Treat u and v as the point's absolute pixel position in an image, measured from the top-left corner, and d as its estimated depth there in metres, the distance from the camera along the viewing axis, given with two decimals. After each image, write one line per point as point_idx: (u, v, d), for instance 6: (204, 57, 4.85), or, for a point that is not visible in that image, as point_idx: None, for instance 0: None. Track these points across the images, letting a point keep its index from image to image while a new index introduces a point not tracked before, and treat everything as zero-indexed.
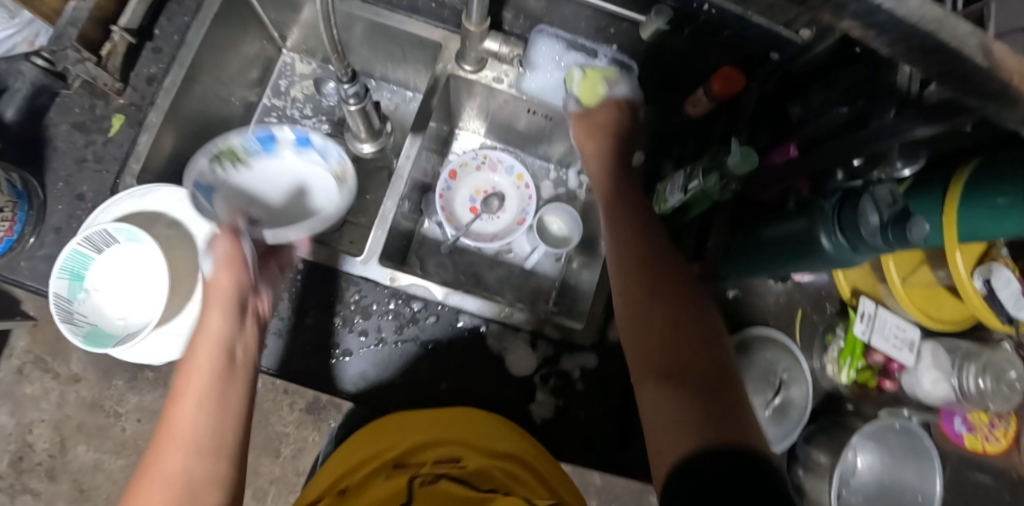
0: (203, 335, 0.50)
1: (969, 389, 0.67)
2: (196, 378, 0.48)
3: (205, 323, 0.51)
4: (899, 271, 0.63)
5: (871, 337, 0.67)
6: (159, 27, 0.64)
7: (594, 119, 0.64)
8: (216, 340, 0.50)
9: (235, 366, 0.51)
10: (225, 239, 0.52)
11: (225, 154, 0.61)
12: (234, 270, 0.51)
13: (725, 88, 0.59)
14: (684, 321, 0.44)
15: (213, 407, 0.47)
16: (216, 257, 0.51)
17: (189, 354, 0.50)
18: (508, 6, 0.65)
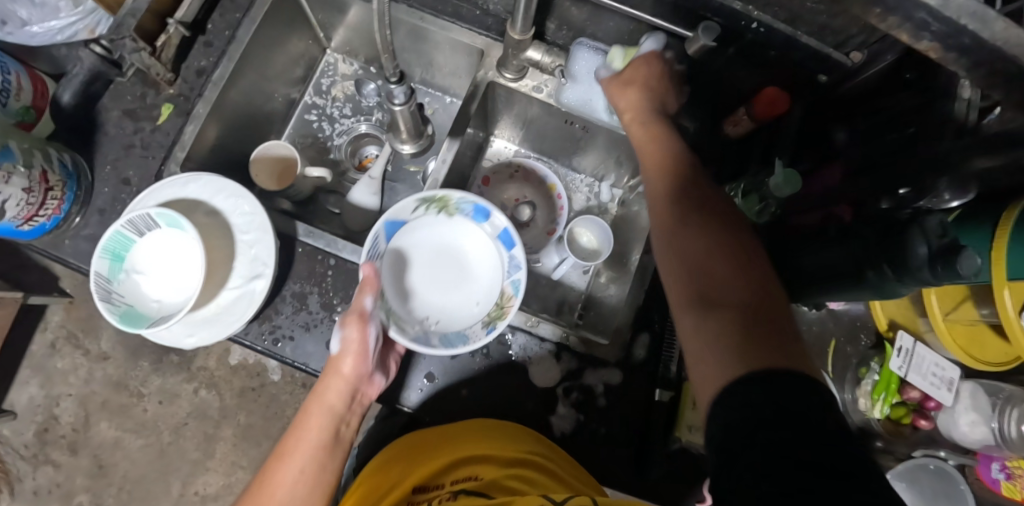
0: (322, 404, 0.52)
1: (1012, 436, 0.63)
2: (318, 423, 0.52)
3: (325, 395, 0.52)
4: (941, 306, 0.61)
5: (908, 373, 0.64)
6: (212, 22, 0.66)
7: (629, 76, 0.58)
8: (332, 416, 0.53)
9: (339, 439, 0.53)
10: (357, 325, 0.52)
11: (436, 201, 0.60)
12: (360, 362, 0.53)
13: (767, 109, 0.58)
14: (733, 250, 0.44)
15: (321, 456, 0.51)
16: (347, 337, 0.52)
17: (303, 414, 0.53)
18: (553, 16, 0.65)
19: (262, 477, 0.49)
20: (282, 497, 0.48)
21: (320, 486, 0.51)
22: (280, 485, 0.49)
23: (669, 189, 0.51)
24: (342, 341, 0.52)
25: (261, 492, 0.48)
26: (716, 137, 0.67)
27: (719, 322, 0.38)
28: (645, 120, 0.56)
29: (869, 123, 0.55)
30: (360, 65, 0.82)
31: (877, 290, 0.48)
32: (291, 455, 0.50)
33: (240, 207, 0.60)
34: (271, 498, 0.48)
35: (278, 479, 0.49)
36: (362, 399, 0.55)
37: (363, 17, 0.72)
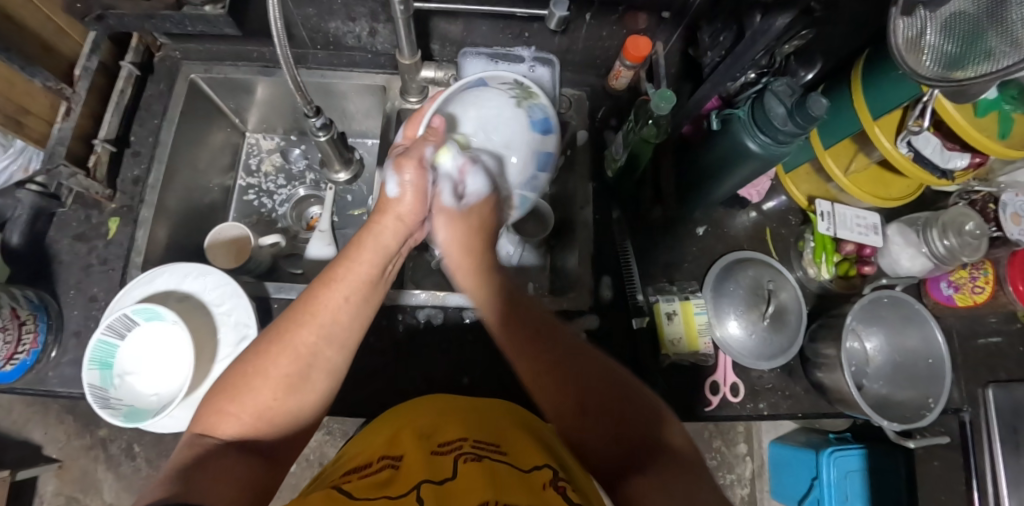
0: (375, 246, 0.47)
1: (940, 252, 0.71)
2: (368, 258, 0.46)
3: (378, 232, 0.48)
4: (838, 165, 0.69)
5: (837, 231, 0.71)
6: (134, 134, 0.72)
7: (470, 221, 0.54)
8: (385, 254, 0.48)
9: (382, 282, 0.48)
10: (414, 166, 0.49)
11: (522, 93, 0.60)
12: (420, 202, 0.50)
13: (635, 55, 0.66)
14: (591, 382, 0.46)
15: (365, 292, 0.46)
16: (404, 181, 0.49)
17: (355, 250, 0.47)
18: (434, 37, 0.74)
19: (306, 295, 0.44)
20: (327, 319, 0.43)
21: (360, 320, 0.45)
22: (326, 305, 0.43)
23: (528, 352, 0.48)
24: (404, 186, 0.49)
25: (304, 310, 0.43)
26: (604, 94, 0.76)
27: (635, 485, 0.38)
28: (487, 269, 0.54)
29: (709, 32, 0.62)
30: (280, 137, 0.87)
31: (765, 158, 0.57)
32: (340, 283, 0.44)
33: (208, 284, 0.64)
34: (314, 318, 0.43)
35: (327, 297, 0.44)
36: (410, 239, 0.52)
37: (269, 92, 0.77)
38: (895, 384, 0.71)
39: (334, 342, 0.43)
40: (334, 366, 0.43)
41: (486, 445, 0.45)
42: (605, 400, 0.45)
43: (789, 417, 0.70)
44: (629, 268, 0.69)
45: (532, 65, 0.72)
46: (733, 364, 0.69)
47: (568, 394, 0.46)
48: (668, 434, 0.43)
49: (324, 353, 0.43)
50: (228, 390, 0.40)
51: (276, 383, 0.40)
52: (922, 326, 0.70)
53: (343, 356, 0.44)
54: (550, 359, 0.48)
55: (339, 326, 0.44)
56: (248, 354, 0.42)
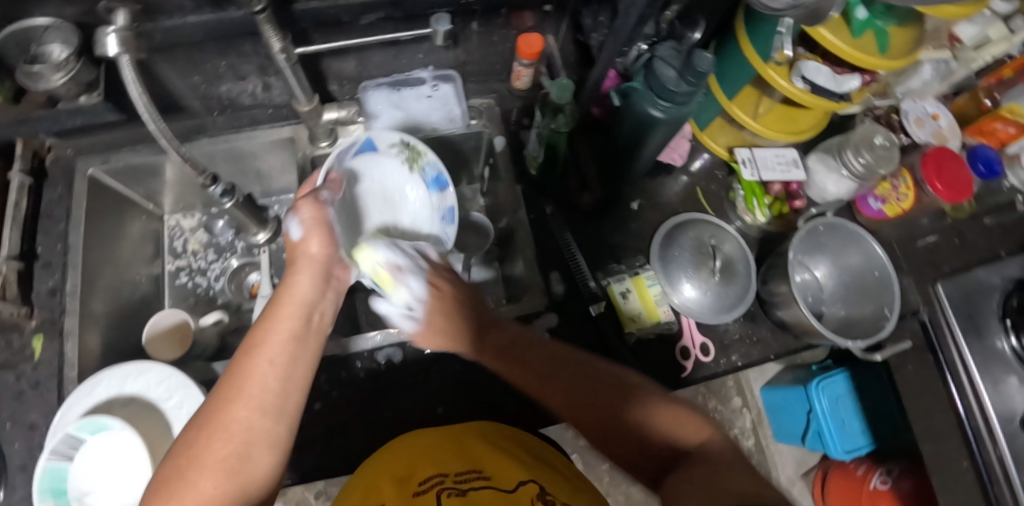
0: (293, 300, 0.43)
1: (859, 171, 0.74)
2: (287, 312, 0.42)
3: (293, 286, 0.44)
4: (747, 112, 0.72)
5: (761, 175, 0.74)
6: (41, 245, 0.68)
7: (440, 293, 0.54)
8: (307, 305, 0.43)
9: (313, 329, 0.43)
10: (309, 204, 0.48)
11: (410, 154, 0.64)
12: (326, 237, 0.48)
13: (529, 51, 0.67)
14: (587, 383, 0.52)
15: (294, 348, 0.40)
16: (304, 219, 0.48)
17: (268, 311, 0.42)
18: (329, 79, 0.73)
19: (233, 366, 0.38)
20: (258, 386, 0.37)
21: (297, 381, 0.39)
22: (253, 373, 0.38)
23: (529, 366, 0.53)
24: (303, 225, 0.47)
25: (230, 387, 0.37)
26: (511, 97, 0.77)
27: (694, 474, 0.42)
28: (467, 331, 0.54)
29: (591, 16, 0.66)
30: (201, 212, 0.84)
31: (671, 121, 0.58)
32: (265, 342, 0.39)
33: (151, 381, 0.61)
34: (244, 388, 0.37)
35: (251, 362, 0.38)
36: (334, 280, 0.47)
37: (176, 170, 0.75)
38: (852, 304, 0.73)
39: (269, 407, 0.37)
40: (275, 436, 0.37)
41: (467, 476, 0.44)
42: (611, 397, 0.50)
43: (762, 362, 0.71)
44: (575, 258, 0.69)
45: (434, 84, 0.73)
46: (697, 325, 0.70)
47: (583, 397, 0.51)
48: (688, 430, 0.47)
49: (261, 428, 0.36)
50: (163, 490, 0.33)
51: (213, 470, 0.34)
52: (862, 245, 0.72)
53: (289, 426, 0.38)
54: (547, 374, 0.53)
55: (276, 391, 0.38)
56: (177, 448, 0.35)
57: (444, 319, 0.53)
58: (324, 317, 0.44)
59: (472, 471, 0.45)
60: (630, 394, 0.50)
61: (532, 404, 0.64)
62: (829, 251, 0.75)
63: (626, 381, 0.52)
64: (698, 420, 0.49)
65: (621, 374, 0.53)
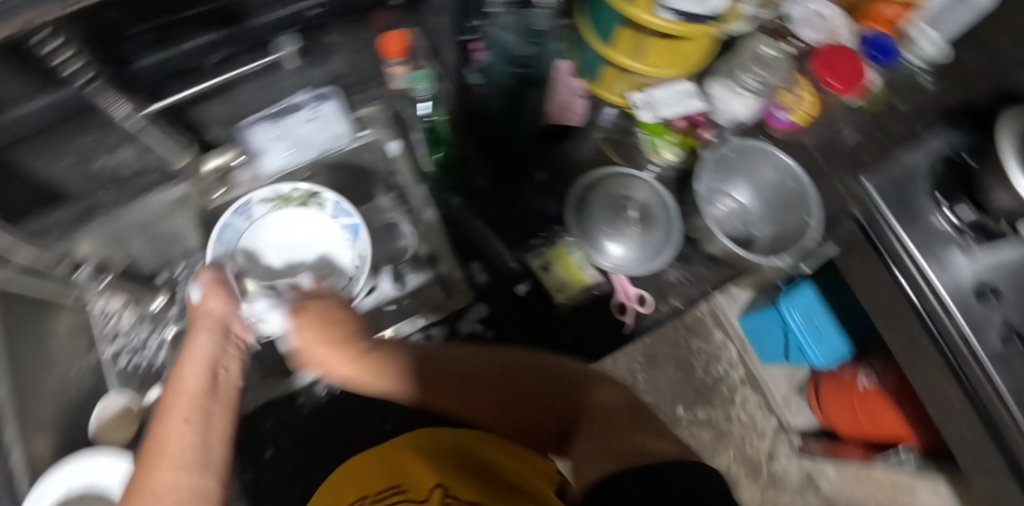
0: (194, 357, 0.45)
1: (756, 88, 0.74)
2: (194, 371, 0.43)
3: (195, 344, 0.47)
4: (628, 55, 0.70)
5: (659, 115, 0.73)
6: None
7: (311, 316, 0.52)
8: (208, 361, 0.45)
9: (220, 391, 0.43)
10: (207, 273, 0.55)
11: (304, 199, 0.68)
12: (223, 297, 0.53)
13: (396, 50, 0.63)
14: (513, 367, 0.48)
15: (205, 402, 0.40)
16: (205, 288, 0.53)
17: (175, 377, 0.43)
18: (209, 126, 0.71)
19: (146, 442, 0.36)
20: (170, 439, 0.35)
21: (215, 435, 0.38)
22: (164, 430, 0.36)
23: (394, 374, 0.49)
24: (201, 289, 0.53)
25: (148, 454, 0.34)
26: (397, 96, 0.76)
27: (607, 411, 0.42)
28: (351, 345, 0.50)
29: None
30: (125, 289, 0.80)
31: None
32: (177, 406, 0.39)
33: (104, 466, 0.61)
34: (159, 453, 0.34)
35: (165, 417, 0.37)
36: (234, 342, 0.50)
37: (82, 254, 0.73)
38: (776, 219, 0.73)
39: (194, 466, 0.34)
40: (207, 493, 0.33)
41: (386, 492, 0.42)
42: (536, 380, 0.47)
43: (704, 297, 0.72)
44: (493, 243, 0.68)
45: (314, 105, 0.71)
46: (629, 278, 0.70)
47: (483, 398, 0.47)
48: (600, 397, 0.45)
49: (189, 482, 0.33)
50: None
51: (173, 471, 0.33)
52: (769, 158, 0.71)
53: (215, 479, 0.34)
54: (442, 379, 0.48)
55: (193, 449, 0.35)
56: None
57: (327, 342, 0.50)
58: (230, 377, 0.46)
59: (394, 488, 0.43)
60: (572, 382, 0.47)
61: None
62: (745, 174, 0.74)
63: (561, 370, 0.48)
64: (614, 385, 0.47)
65: (550, 365, 0.49)
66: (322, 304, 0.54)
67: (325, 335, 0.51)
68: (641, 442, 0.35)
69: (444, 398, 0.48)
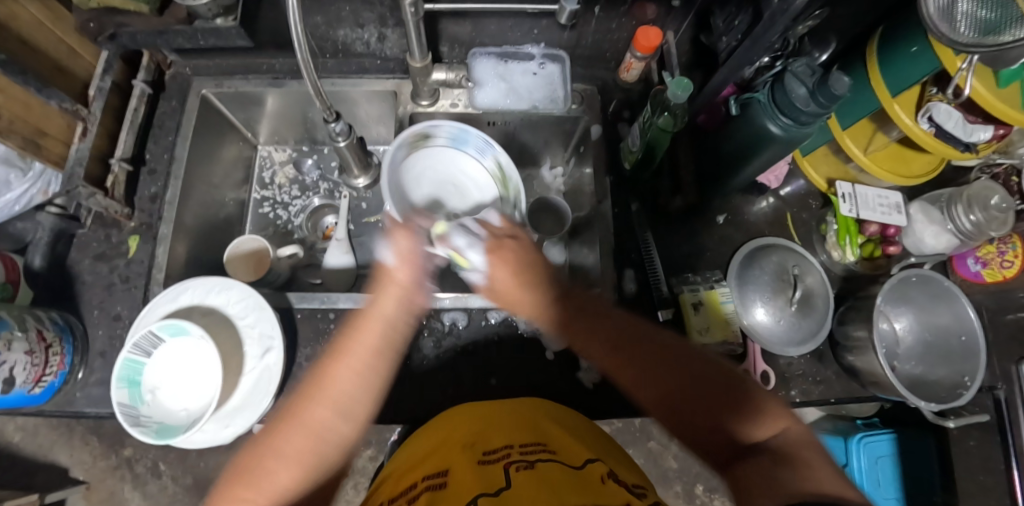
0: (375, 315, 0.48)
1: (966, 228, 0.70)
2: (367, 334, 0.47)
3: (379, 303, 0.49)
4: (858, 145, 0.69)
5: (859, 213, 0.71)
6: (149, 152, 0.72)
7: (504, 249, 0.51)
8: (387, 321, 0.49)
9: (385, 353, 0.47)
10: (401, 231, 0.51)
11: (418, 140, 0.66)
12: (413, 266, 0.50)
13: (646, 45, 0.66)
14: (691, 364, 0.47)
15: (373, 362, 0.46)
16: (397, 248, 0.50)
17: (356, 329, 0.48)
18: (443, 40, 0.74)
19: (317, 370, 0.45)
20: (336, 390, 0.44)
21: (370, 389, 0.45)
22: (334, 381, 0.44)
23: (578, 324, 0.51)
24: (394, 253, 0.50)
25: (313, 388, 0.44)
26: (615, 87, 0.77)
27: (773, 449, 0.40)
28: (546, 301, 0.51)
29: (722, 18, 0.61)
30: (292, 148, 0.87)
31: (789, 139, 0.56)
32: (345, 358, 0.46)
33: (232, 298, 0.63)
34: (321, 391, 0.44)
35: (331, 374, 0.45)
36: (418, 311, 0.52)
37: (279, 103, 0.77)
38: (930, 363, 0.69)
39: (345, 413, 0.43)
40: (342, 437, 0.43)
41: (532, 450, 0.44)
42: (703, 386, 0.45)
43: (822, 403, 0.68)
44: (651, 260, 0.69)
45: (542, 62, 0.73)
46: (763, 352, 0.68)
47: (667, 383, 0.46)
48: (764, 428, 0.42)
49: (333, 426, 0.43)
50: (245, 477, 0.40)
51: (291, 464, 0.40)
52: (951, 304, 0.68)
53: (355, 429, 0.44)
54: (612, 341, 0.50)
55: (350, 396, 0.44)
56: (268, 431, 0.42)
57: (519, 286, 0.51)
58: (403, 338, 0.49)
59: (538, 446, 0.45)
60: (736, 387, 0.45)
61: (585, 395, 0.65)
62: (915, 306, 0.71)
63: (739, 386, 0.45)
64: (790, 417, 0.43)
65: (725, 364, 0.48)
66: (517, 242, 0.53)
67: (501, 258, 0.51)
68: (796, 476, 0.36)
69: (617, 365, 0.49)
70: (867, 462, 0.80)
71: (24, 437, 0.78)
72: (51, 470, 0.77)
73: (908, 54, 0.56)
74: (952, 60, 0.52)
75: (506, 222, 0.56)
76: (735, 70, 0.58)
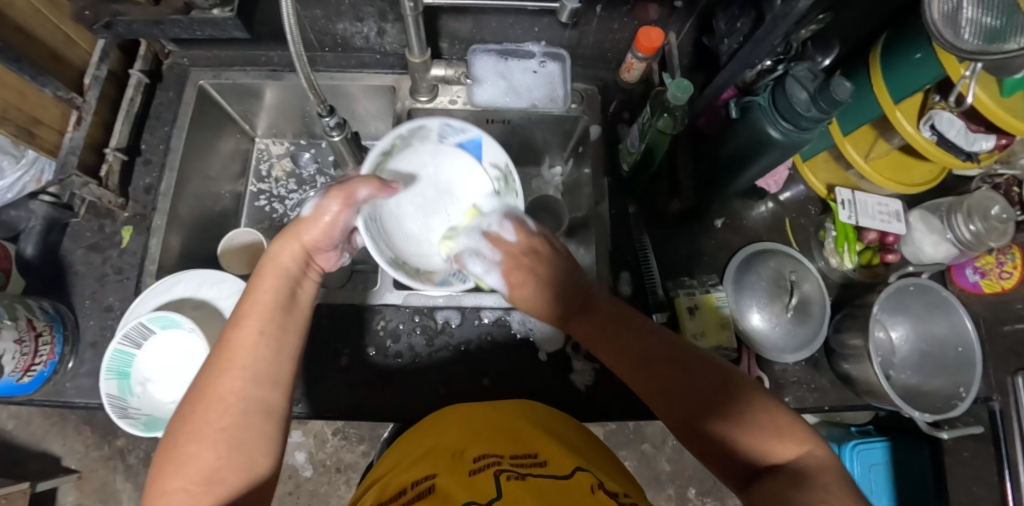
0: (271, 270, 0.45)
1: (966, 238, 0.69)
2: (270, 282, 0.44)
3: (259, 284, 0.44)
4: (859, 152, 0.69)
5: (858, 220, 0.71)
6: (144, 142, 0.71)
7: (522, 263, 0.55)
8: (283, 278, 0.45)
9: (296, 309, 0.44)
10: (337, 198, 0.48)
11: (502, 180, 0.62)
12: (328, 232, 0.48)
13: (647, 46, 0.66)
14: (695, 368, 0.42)
15: (281, 315, 0.42)
16: (320, 208, 0.48)
17: (253, 288, 0.43)
18: (443, 36, 0.73)
19: (216, 344, 0.39)
20: (246, 358, 0.38)
21: (285, 351, 0.41)
22: (241, 346, 0.39)
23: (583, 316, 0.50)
24: (319, 208, 0.48)
25: (219, 358, 0.38)
26: (616, 88, 0.76)
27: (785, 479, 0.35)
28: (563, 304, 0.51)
29: (724, 20, 0.61)
30: (290, 141, 0.86)
31: (789, 145, 0.56)
32: (250, 317, 0.41)
33: (224, 291, 0.63)
34: (231, 361, 0.38)
35: (233, 338, 0.39)
36: (316, 267, 0.49)
37: (278, 96, 0.76)
38: (926, 374, 0.69)
39: (259, 378, 0.38)
40: (271, 405, 0.38)
41: (522, 461, 0.43)
42: (707, 392, 0.40)
43: (816, 411, 0.67)
44: (648, 262, 0.69)
45: (542, 61, 0.73)
46: (758, 358, 0.67)
47: (682, 398, 0.41)
48: (783, 445, 0.37)
49: (252, 395, 0.37)
50: (165, 464, 0.34)
51: (213, 443, 0.35)
52: (948, 313, 0.68)
53: (283, 394, 0.39)
54: (619, 338, 0.47)
55: (264, 360, 0.39)
56: (180, 414, 0.36)
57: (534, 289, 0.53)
58: (308, 297, 0.46)
59: (528, 455, 0.44)
60: (740, 396, 0.40)
61: (577, 397, 0.65)
62: (912, 314, 0.71)
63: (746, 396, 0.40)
64: (807, 430, 0.38)
65: (728, 368, 0.43)
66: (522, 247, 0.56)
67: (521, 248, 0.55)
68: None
69: (617, 362, 0.46)
70: (860, 469, 0.76)
71: (17, 425, 0.78)
72: (42, 459, 0.77)
73: (911, 60, 0.56)
74: (956, 68, 0.52)
75: (519, 230, 0.58)
76: (736, 73, 0.58)
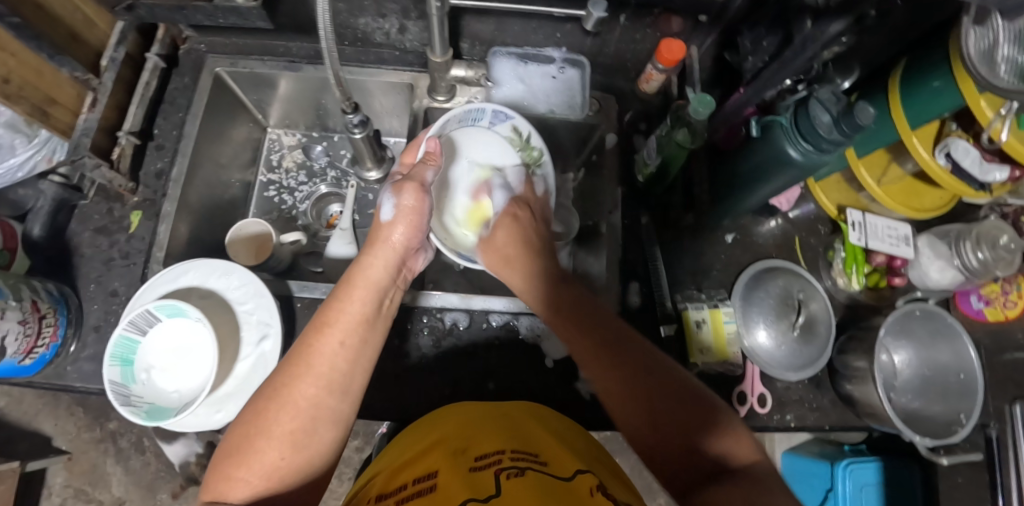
0: (368, 280, 0.47)
1: (973, 265, 0.70)
2: (361, 296, 0.46)
3: (367, 265, 0.48)
4: (872, 175, 0.69)
5: (867, 242, 0.71)
6: (158, 127, 0.71)
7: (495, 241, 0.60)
8: (377, 288, 0.47)
9: (378, 315, 0.46)
10: (412, 190, 0.51)
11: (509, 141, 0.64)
12: (412, 232, 0.51)
13: (668, 58, 0.66)
14: (649, 365, 0.46)
15: (363, 331, 0.44)
16: (400, 202, 0.50)
17: (346, 289, 0.46)
18: (464, 36, 0.73)
19: (300, 343, 0.41)
20: (326, 366, 0.40)
21: (362, 363, 0.43)
22: (324, 353, 0.41)
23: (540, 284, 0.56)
24: (396, 206, 0.50)
25: (301, 361, 0.40)
26: (633, 98, 0.76)
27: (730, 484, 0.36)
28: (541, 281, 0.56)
29: (749, 38, 0.61)
30: (302, 133, 0.86)
31: (807, 166, 0.56)
32: (336, 327, 0.43)
33: (233, 282, 0.62)
34: (312, 367, 0.40)
35: (319, 343, 0.41)
36: (404, 271, 0.51)
37: (294, 88, 0.76)
38: (925, 399, 0.69)
39: (336, 389, 0.40)
40: (339, 415, 0.40)
41: (524, 456, 0.43)
42: (658, 385, 0.44)
43: (817, 430, 0.68)
44: (657, 275, 0.69)
45: (562, 66, 0.72)
46: (762, 375, 0.68)
47: (646, 402, 0.43)
48: (736, 448, 0.39)
49: (326, 403, 0.40)
50: (231, 456, 0.37)
51: (280, 443, 0.37)
52: (953, 341, 0.69)
53: (350, 405, 0.41)
54: (594, 324, 0.50)
55: (341, 370, 0.41)
56: (255, 406, 0.39)
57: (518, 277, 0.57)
58: (391, 301, 0.48)
59: (528, 453, 0.44)
60: (690, 397, 0.43)
61: (581, 406, 0.65)
62: (915, 337, 0.71)
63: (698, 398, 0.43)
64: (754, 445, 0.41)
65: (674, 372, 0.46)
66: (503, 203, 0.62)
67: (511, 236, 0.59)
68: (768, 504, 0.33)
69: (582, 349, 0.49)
70: (852, 488, 0.77)
71: (9, 404, 0.76)
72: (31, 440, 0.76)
73: (933, 89, 0.56)
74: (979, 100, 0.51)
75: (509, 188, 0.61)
76: (760, 90, 0.57)
